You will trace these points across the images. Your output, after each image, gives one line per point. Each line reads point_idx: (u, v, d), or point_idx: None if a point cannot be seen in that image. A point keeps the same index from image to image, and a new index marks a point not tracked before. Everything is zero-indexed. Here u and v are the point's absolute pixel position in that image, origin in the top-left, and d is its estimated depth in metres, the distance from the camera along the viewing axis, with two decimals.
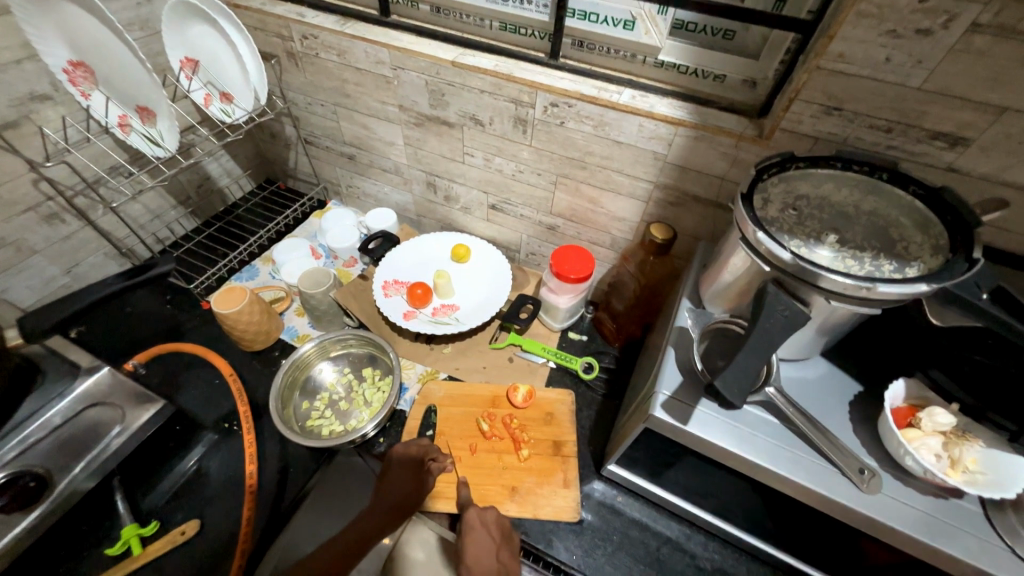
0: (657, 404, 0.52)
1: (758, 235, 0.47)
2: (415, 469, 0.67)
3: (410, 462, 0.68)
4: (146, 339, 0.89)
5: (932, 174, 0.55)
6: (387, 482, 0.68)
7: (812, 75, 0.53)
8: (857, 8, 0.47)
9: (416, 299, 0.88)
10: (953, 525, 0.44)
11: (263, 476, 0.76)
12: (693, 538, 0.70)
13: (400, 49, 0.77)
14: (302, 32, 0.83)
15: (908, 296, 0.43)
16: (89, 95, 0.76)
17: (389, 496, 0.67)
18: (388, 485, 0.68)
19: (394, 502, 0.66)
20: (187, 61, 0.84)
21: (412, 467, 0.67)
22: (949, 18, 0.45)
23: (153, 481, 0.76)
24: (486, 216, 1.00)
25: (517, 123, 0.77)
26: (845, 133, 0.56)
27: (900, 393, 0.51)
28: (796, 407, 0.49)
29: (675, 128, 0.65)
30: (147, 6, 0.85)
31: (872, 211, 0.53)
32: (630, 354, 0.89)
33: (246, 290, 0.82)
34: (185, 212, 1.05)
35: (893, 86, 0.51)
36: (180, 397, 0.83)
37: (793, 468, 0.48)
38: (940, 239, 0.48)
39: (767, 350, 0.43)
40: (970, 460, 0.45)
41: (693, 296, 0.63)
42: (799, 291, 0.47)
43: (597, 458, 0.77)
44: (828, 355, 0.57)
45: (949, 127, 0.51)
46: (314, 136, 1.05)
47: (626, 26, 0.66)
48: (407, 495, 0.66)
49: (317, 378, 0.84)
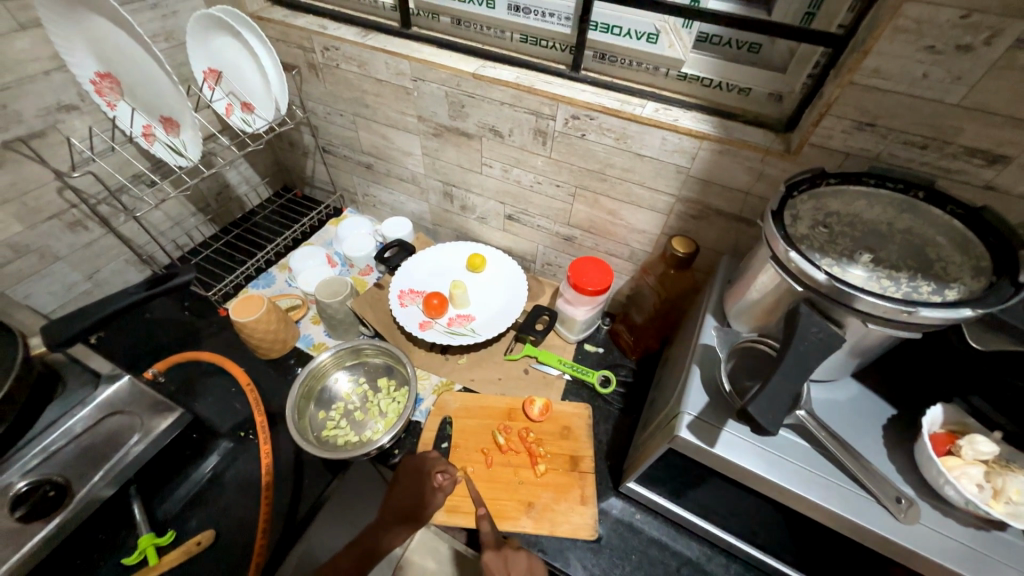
0: (682, 425, 0.51)
1: (790, 253, 0.46)
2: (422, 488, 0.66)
3: (417, 476, 0.68)
4: (164, 346, 0.90)
5: (969, 192, 0.54)
6: (394, 496, 0.67)
7: (844, 90, 0.52)
8: (893, 23, 0.46)
9: (432, 309, 0.88)
10: (996, 559, 0.42)
11: (278, 487, 0.76)
12: (714, 560, 0.68)
13: (421, 60, 0.77)
14: (323, 44, 0.84)
15: (949, 321, 0.42)
16: (115, 106, 0.77)
17: (394, 509, 0.66)
18: (395, 498, 0.67)
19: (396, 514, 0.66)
20: (210, 72, 0.85)
21: (419, 480, 0.67)
22: (992, 33, 0.43)
23: (169, 488, 0.76)
24: (502, 226, 0.99)
25: (537, 135, 0.77)
26: (877, 148, 0.55)
27: (938, 419, 0.49)
28: (830, 431, 0.48)
29: (699, 141, 0.64)
30: (173, 18, 0.86)
31: (906, 230, 0.51)
32: (648, 368, 0.88)
33: (264, 298, 0.83)
34: (204, 219, 1.06)
35: (929, 102, 0.49)
36: (198, 405, 0.84)
37: (825, 495, 0.46)
38: (981, 260, 0.46)
39: (803, 372, 0.42)
40: (1016, 490, 0.43)
41: (717, 313, 0.62)
42: (832, 312, 0.46)
43: (614, 475, 0.76)
44: (858, 376, 0.55)
45: (987, 144, 0.50)
46: (332, 145, 1.06)
47: (649, 38, 0.66)
48: (410, 510, 0.65)
49: (333, 388, 0.84)
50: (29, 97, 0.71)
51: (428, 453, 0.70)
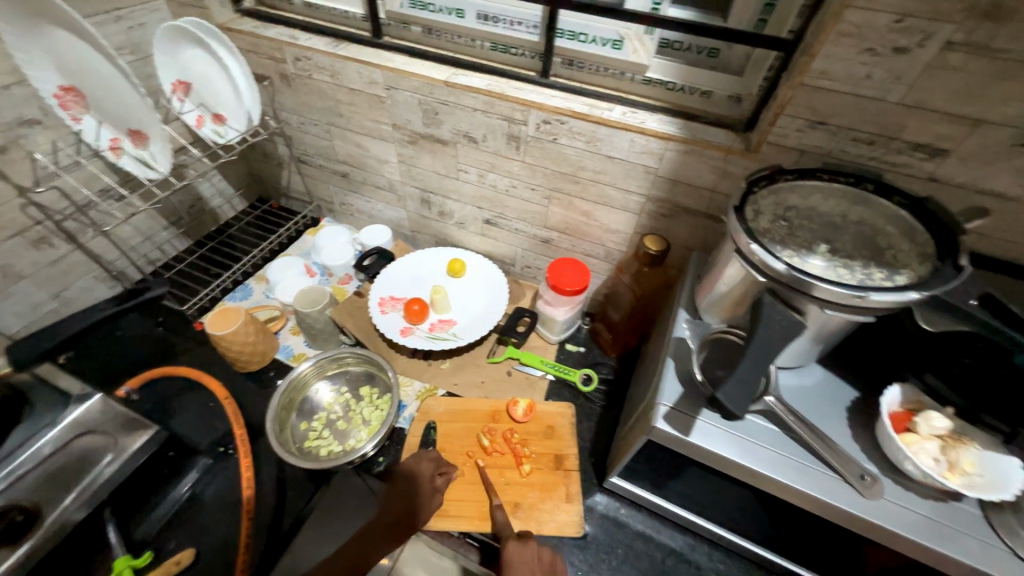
0: (658, 416, 0.52)
1: (752, 246, 0.48)
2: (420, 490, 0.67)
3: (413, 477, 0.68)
4: (137, 364, 0.87)
5: (915, 184, 0.57)
6: (389, 497, 0.67)
7: (796, 91, 0.55)
8: (836, 27, 0.49)
9: (413, 315, 0.88)
10: (953, 527, 0.45)
11: (260, 501, 0.74)
12: (697, 549, 0.70)
13: (393, 69, 0.78)
14: (294, 54, 0.84)
15: (898, 304, 0.44)
16: (80, 120, 0.75)
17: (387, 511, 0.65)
18: (390, 500, 0.66)
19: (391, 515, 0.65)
20: (178, 84, 0.84)
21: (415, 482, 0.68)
22: (924, 36, 0.47)
23: (146, 509, 0.74)
24: (480, 231, 1.00)
25: (510, 140, 0.78)
26: (830, 145, 0.58)
27: (896, 398, 0.51)
28: (798, 415, 0.49)
29: (666, 143, 0.67)
30: (139, 30, 0.85)
31: (859, 221, 0.54)
32: (628, 365, 0.90)
33: (241, 310, 0.82)
34: (177, 232, 1.04)
35: (873, 101, 0.53)
36: (174, 422, 0.82)
37: (795, 476, 0.48)
38: (926, 247, 0.50)
39: (767, 358, 0.44)
40: (967, 463, 0.46)
41: (689, 307, 0.64)
42: (794, 300, 0.48)
43: (598, 471, 0.77)
44: (823, 362, 0.58)
45: (928, 139, 0.53)
46: (307, 155, 1.06)
47: (614, 45, 0.68)
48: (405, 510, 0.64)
49: (314, 398, 0.83)
50: None
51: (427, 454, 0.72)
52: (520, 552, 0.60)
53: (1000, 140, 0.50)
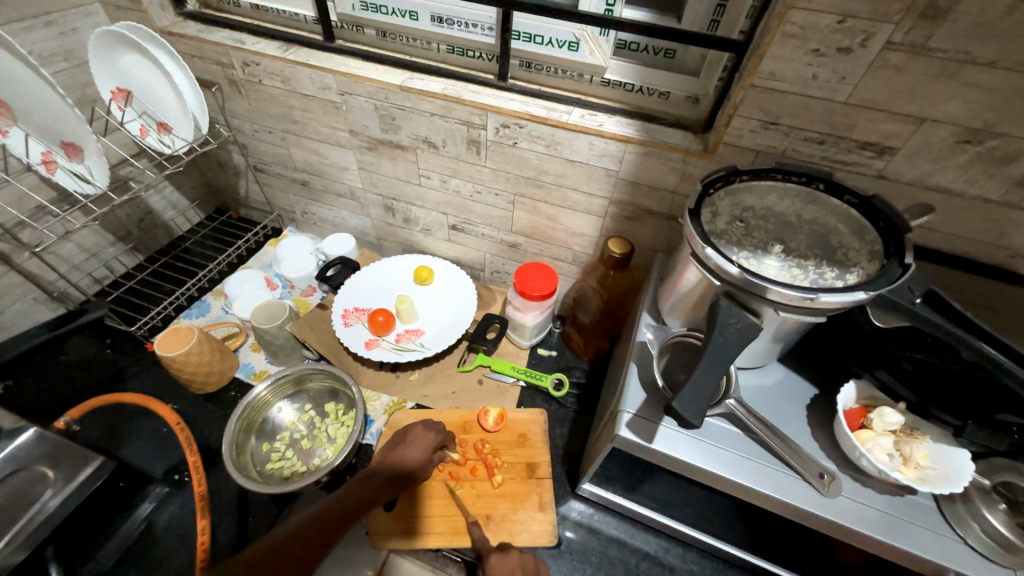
0: (623, 424, 0.51)
1: (706, 250, 0.48)
2: (425, 456, 0.68)
3: (424, 445, 0.69)
4: (83, 390, 0.82)
5: (865, 181, 0.58)
6: (393, 454, 0.67)
7: (747, 92, 0.55)
8: (782, 29, 0.49)
9: (378, 327, 0.86)
10: (910, 522, 0.46)
11: (219, 530, 0.71)
12: (671, 551, 0.70)
13: (346, 74, 0.75)
14: (242, 59, 0.81)
15: (848, 304, 0.44)
16: (6, 133, 0.68)
17: (390, 467, 0.65)
18: (395, 457, 0.67)
19: (393, 469, 0.65)
20: (118, 92, 0.79)
21: (425, 448, 0.68)
22: (866, 36, 0.47)
23: (92, 548, 0.69)
24: (447, 237, 0.98)
25: (470, 144, 0.77)
26: (783, 145, 0.58)
27: (852, 395, 0.52)
28: (756, 416, 0.50)
29: (624, 145, 0.66)
30: (72, 35, 0.80)
31: (812, 220, 0.55)
32: (600, 367, 0.90)
33: (194, 328, 0.78)
34: (125, 248, 0.99)
35: (821, 101, 0.53)
36: (123, 451, 0.77)
37: (757, 479, 0.48)
38: (875, 245, 0.50)
39: (722, 364, 0.43)
40: (920, 456, 0.47)
41: (653, 310, 0.63)
42: (750, 303, 0.48)
43: (571, 478, 0.76)
44: (784, 361, 0.58)
45: (875, 137, 0.54)
46: (264, 163, 1.02)
47: (570, 47, 0.67)
48: (407, 471, 0.65)
49: (276, 418, 0.80)
50: None
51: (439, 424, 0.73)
52: (502, 563, 0.61)
53: (943, 137, 0.51)
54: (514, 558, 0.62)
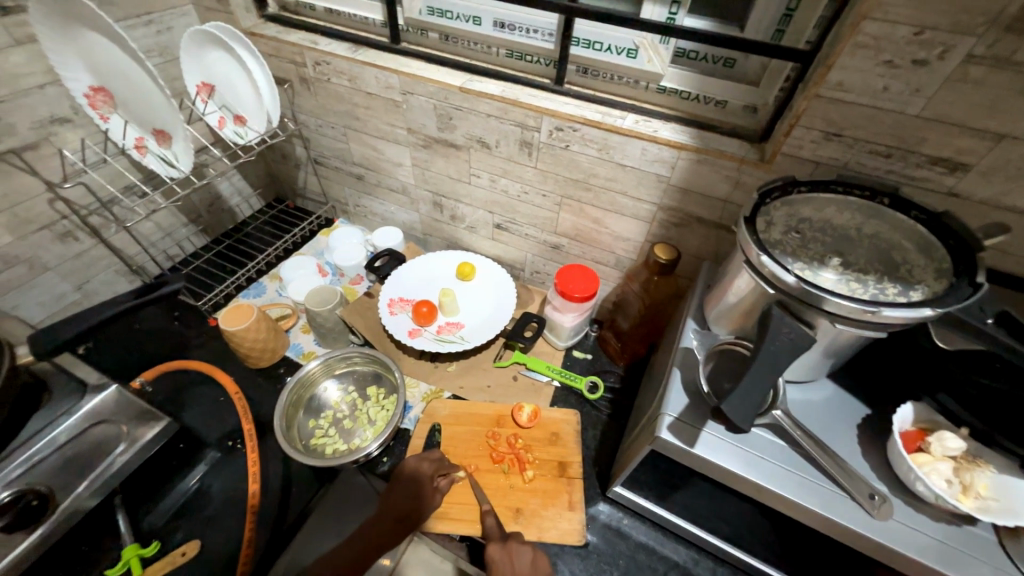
0: (663, 426, 0.52)
1: (762, 258, 0.47)
2: (422, 487, 0.67)
3: (427, 469, 0.69)
4: (153, 357, 0.90)
5: (934, 198, 0.56)
6: (392, 497, 0.67)
7: (812, 103, 0.55)
8: (853, 39, 0.49)
9: (421, 317, 0.89)
10: (965, 552, 0.44)
11: (266, 496, 0.76)
12: (701, 563, 0.69)
13: (409, 74, 0.79)
14: (315, 59, 0.86)
15: (912, 320, 0.43)
16: (108, 118, 0.78)
17: (393, 510, 0.66)
18: (393, 500, 0.66)
19: (396, 512, 0.65)
20: (203, 86, 0.87)
21: (426, 472, 0.68)
22: (944, 49, 0.46)
23: (155, 500, 0.75)
24: (491, 236, 1.01)
25: (523, 146, 0.79)
26: (845, 157, 0.57)
27: (908, 417, 0.51)
28: (805, 430, 0.49)
29: (679, 152, 0.66)
30: (168, 34, 0.88)
31: (874, 235, 0.53)
32: (635, 373, 0.90)
33: (254, 307, 0.83)
34: (196, 229, 1.07)
35: (891, 114, 0.52)
36: (185, 415, 0.84)
37: (803, 493, 0.47)
38: (944, 263, 0.49)
39: (773, 373, 0.43)
40: (982, 485, 0.45)
41: (698, 317, 0.63)
42: (805, 314, 0.48)
43: (603, 480, 0.76)
44: (835, 378, 0.57)
45: (948, 153, 0.52)
46: (324, 157, 1.08)
47: (629, 53, 0.68)
48: (412, 509, 0.65)
49: (322, 396, 0.84)
50: (24, 110, 0.72)
51: (433, 453, 0.71)
52: (502, 548, 0.61)
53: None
54: (523, 549, 0.61)
